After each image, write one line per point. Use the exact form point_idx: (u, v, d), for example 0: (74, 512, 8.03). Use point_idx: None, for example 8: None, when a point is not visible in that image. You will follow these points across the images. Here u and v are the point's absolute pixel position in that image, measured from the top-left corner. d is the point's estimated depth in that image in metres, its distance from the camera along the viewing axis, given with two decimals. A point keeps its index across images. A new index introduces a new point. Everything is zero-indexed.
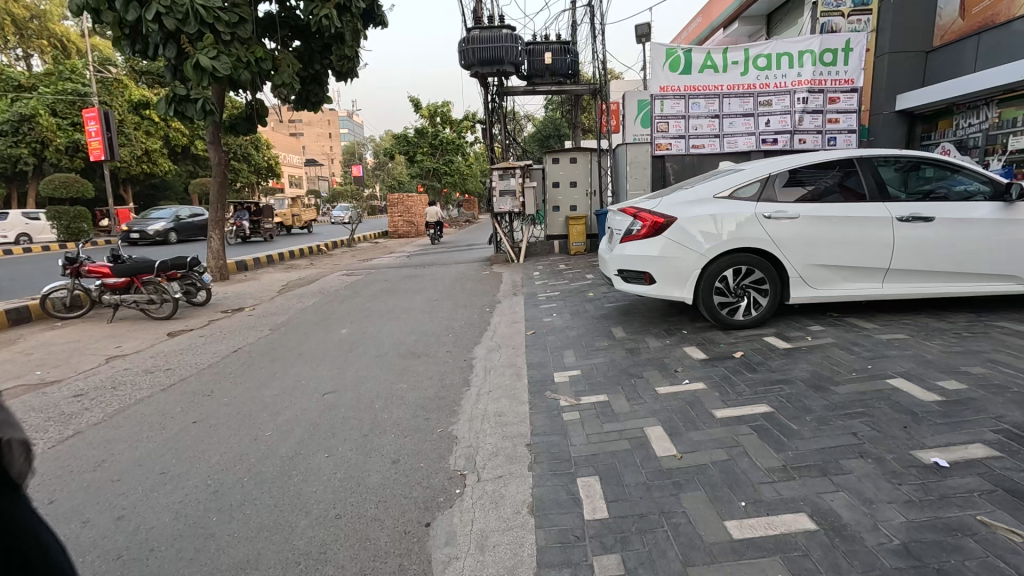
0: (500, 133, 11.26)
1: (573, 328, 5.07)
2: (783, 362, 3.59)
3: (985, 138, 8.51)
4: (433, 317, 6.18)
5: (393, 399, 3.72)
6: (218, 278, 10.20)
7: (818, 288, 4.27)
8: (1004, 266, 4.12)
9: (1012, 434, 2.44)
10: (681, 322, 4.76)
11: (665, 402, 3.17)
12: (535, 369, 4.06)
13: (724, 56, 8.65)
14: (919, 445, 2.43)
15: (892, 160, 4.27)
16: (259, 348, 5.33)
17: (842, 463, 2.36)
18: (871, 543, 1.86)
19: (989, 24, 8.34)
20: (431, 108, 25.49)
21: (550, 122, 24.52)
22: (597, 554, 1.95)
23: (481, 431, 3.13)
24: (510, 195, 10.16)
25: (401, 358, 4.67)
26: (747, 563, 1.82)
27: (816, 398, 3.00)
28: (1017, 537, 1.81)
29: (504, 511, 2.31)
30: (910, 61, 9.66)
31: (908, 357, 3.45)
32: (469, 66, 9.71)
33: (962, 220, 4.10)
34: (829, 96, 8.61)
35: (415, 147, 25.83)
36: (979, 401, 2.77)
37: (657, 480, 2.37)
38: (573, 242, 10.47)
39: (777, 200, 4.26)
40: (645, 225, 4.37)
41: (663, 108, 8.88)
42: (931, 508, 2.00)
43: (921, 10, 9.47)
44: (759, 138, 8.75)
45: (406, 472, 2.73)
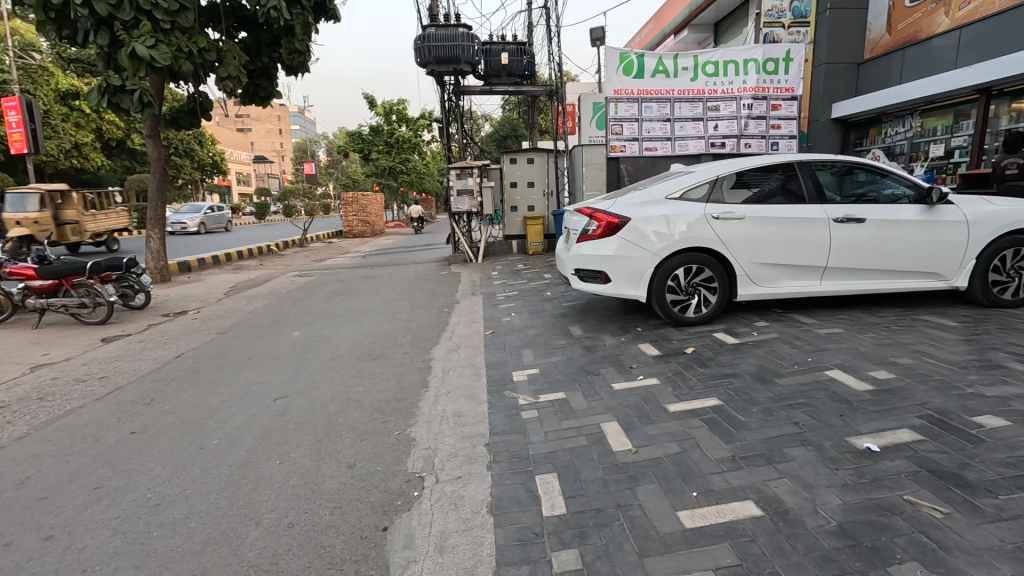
0: (457, 132, 11.18)
1: (531, 327, 5.09)
2: (731, 357, 3.74)
3: (910, 145, 9.21)
4: (390, 318, 6.07)
5: (349, 402, 3.63)
6: (158, 280, 9.59)
7: (762, 286, 4.48)
8: (927, 264, 4.45)
9: (934, 419, 2.64)
10: (635, 320, 4.88)
11: (621, 398, 3.25)
12: (493, 369, 4.06)
13: (675, 62, 8.93)
14: (854, 431, 2.59)
15: (828, 165, 4.53)
16: (204, 353, 5.07)
17: (785, 451, 2.48)
18: (812, 526, 1.97)
19: (912, 40, 9.03)
20: (386, 105, 25.01)
21: (507, 122, 24.62)
22: (556, 551, 1.97)
23: (439, 432, 3.11)
24: (467, 195, 10.10)
25: (356, 361, 4.56)
26: (699, 551, 1.89)
27: (762, 390, 3.15)
28: (938, 514, 1.97)
29: (464, 512, 2.30)
30: (844, 72, 10.28)
31: (844, 350, 3.68)
32: (425, 65, 9.60)
33: (891, 221, 4.39)
34: (772, 103, 9.03)
35: (370, 145, 25.27)
36: (907, 389, 2.99)
37: (614, 475, 2.42)
38: (531, 242, 10.54)
39: (725, 202, 4.44)
40: (600, 225, 4.45)
41: (618, 111, 9.10)
42: (864, 490, 2.14)
43: (852, 24, 10.09)
44: (708, 141, 9.09)
45: (363, 477, 2.67)
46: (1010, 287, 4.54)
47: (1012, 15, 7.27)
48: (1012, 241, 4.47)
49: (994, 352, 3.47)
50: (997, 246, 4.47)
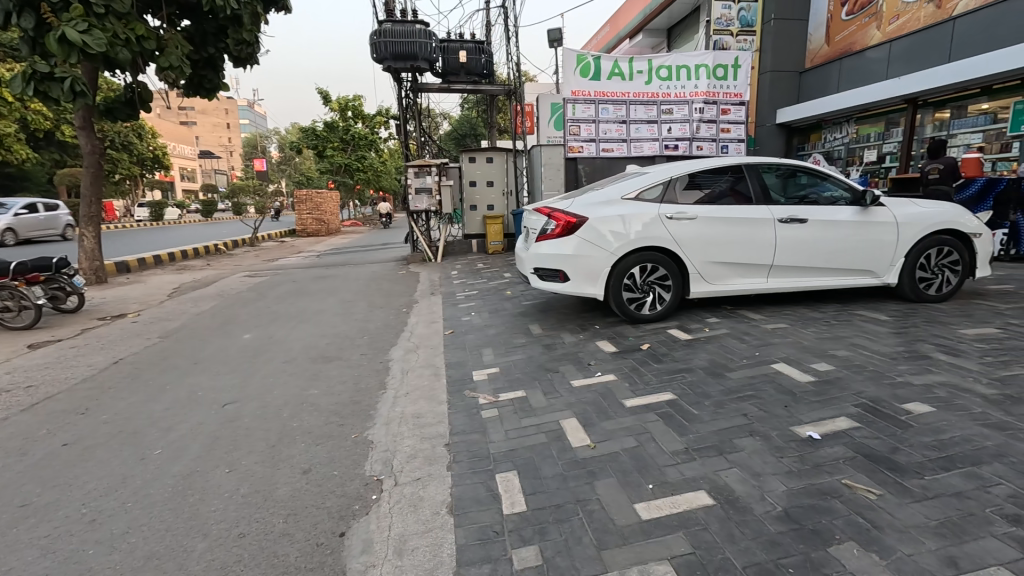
0: (415, 130, 11.03)
1: (491, 327, 5.09)
2: (685, 352, 3.87)
3: (847, 150, 9.78)
4: (346, 319, 5.93)
5: (304, 406, 3.52)
6: (93, 281, 8.99)
7: (713, 284, 4.65)
8: (863, 262, 4.74)
9: (869, 407, 2.83)
10: (593, 318, 4.96)
11: (579, 394, 3.30)
12: (453, 369, 4.03)
13: (630, 65, 9.12)
14: (797, 421, 2.74)
15: (773, 168, 4.74)
16: (145, 358, 4.79)
17: (735, 442, 2.59)
18: (759, 512, 2.06)
19: (848, 51, 9.59)
20: (341, 101, 24.40)
21: (466, 121, 24.55)
22: (517, 548, 1.98)
23: (398, 434, 3.06)
24: (425, 193, 9.97)
25: (311, 363, 4.43)
26: (655, 542, 1.94)
27: (713, 384, 3.27)
28: (872, 495, 2.11)
29: (423, 514, 2.28)
30: (787, 79, 10.80)
31: (789, 344, 3.87)
32: (381, 61, 9.42)
33: (830, 222, 4.64)
34: (722, 107, 9.38)
35: (324, 142, 24.56)
36: (844, 380, 3.18)
37: (574, 471, 2.46)
38: (491, 241, 10.54)
39: (677, 202, 4.58)
40: (559, 224, 4.50)
41: (575, 112, 9.22)
42: (807, 476, 2.26)
43: (794, 35, 10.61)
44: (662, 143, 9.36)
45: (318, 482, 2.59)
46: (934, 282, 4.90)
47: (935, 32, 7.89)
48: (936, 241, 4.82)
49: (921, 343, 3.74)
50: (923, 245, 4.81)
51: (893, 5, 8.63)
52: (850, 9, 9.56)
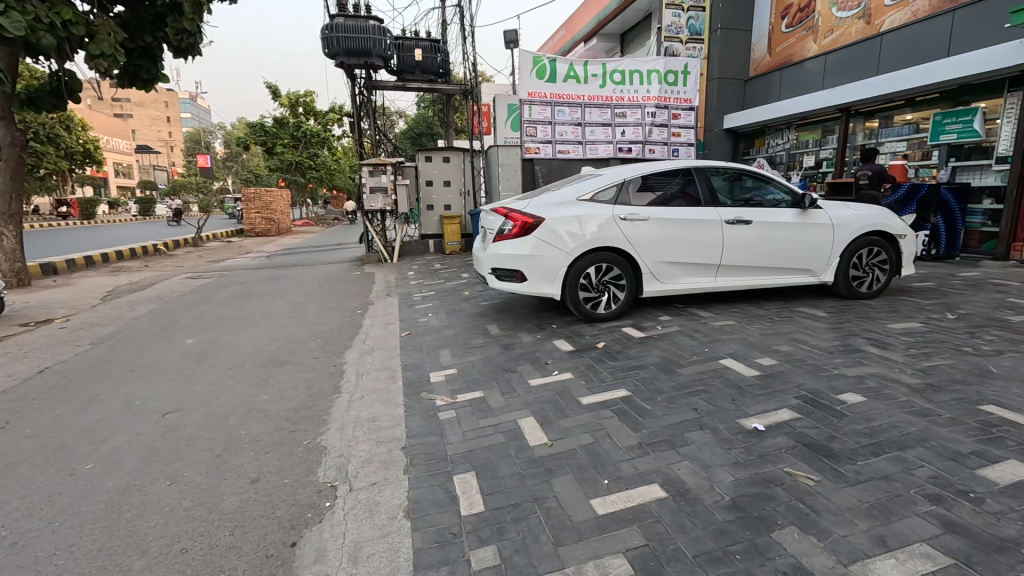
0: (370, 128, 10.82)
1: (448, 328, 5.06)
2: (639, 350, 3.97)
3: (788, 156, 10.32)
4: (298, 322, 5.73)
5: (252, 413, 3.38)
6: (14, 284, 8.24)
7: (665, 283, 4.79)
8: (802, 261, 5.00)
9: (809, 398, 2.99)
10: (550, 318, 5.02)
11: (537, 393, 3.33)
12: (410, 371, 3.98)
13: (585, 68, 9.28)
14: (744, 414, 2.86)
15: (721, 171, 4.93)
16: (74, 366, 4.46)
17: (686, 435, 2.68)
18: (709, 503, 2.14)
19: (788, 62, 10.11)
20: (292, 96, 23.59)
21: (422, 120, 24.25)
22: (474, 549, 1.97)
23: (353, 438, 2.99)
24: (381, 192, 9.78)
25: (260, 368, 4.26)
26: (610, 536, 1.98)
27: (665, 379, 3.38)
28: (810, 481, 2.23)
29: (379, 519, 2.23)
30: (734, 86, 11.28)
31: (735, 340, 4.04)
32: (333, 56, 9.17)
33: (773, 223, 4.88)
34: (673, 112, 9.68)
35: (273, 138, 23.66)
36: (786, 373, 3.36)
37: (531, 469, 2.48)
38: (448, 241, 10.48)
39: (631, 204, 4.69)
40: (515, 225, 4.53)
41: (532, 113, 9.29)
42: (752, 466, 2.37)
43: (739, 44, 11.09)
44: (616, 146, 9.57)
45: (267, 491, 2.50)
46: (866, 280, 5.23)
47: (866, 46, 8.44)
48: (867, 241, 5.16)
49: (855, 338, 3.99)
50: (857, 245, 5.13)
51: (828, 20, 9.16)
52: (789, 22, 10.07)
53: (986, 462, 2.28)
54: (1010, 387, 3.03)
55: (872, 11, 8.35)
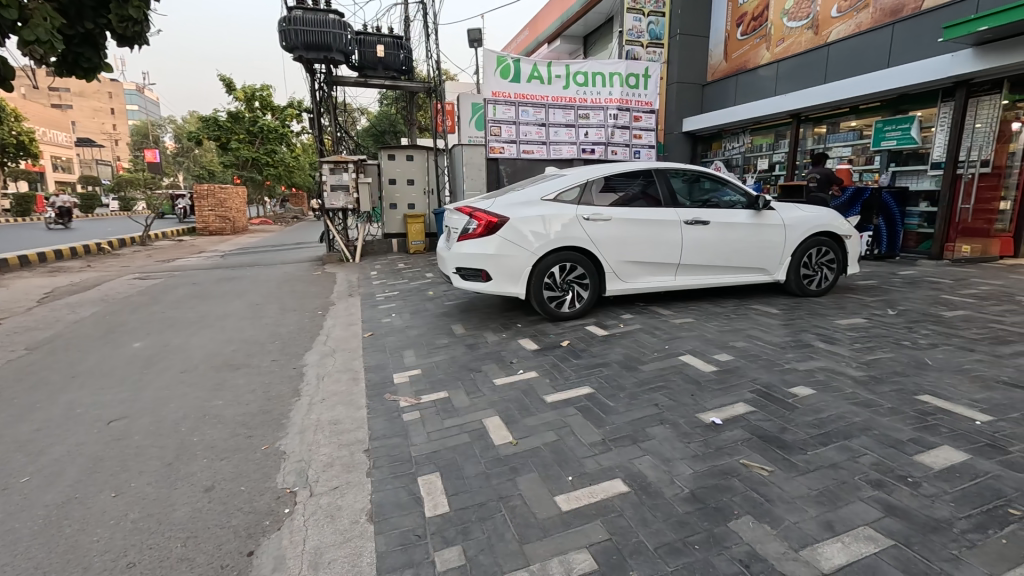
0: (330, 124, 10.56)
1: (412, 328, 5.00)
2: (602, 347, 4.03)
3: (744, 159, 10.72)
4: (255, 323, 5.54)
5: (205, 419, 3.24)
6: None
7: (627, 282, 4.89)
8: (757, 261, 5.20)
9: (763, 392, 3.11)
10: (515, 317, 5.04)
11: (502, 392, 3.33)
12: (373, 372, 3.92)
13: (549, 69, 9.35)
14: (702, 408, 2.95)
15: (680, 173, 5.06)
16: (7, 374, 4.16)
17: (648, 430, 2.74)
18: (669, 495, 2.20)
19: (743, 68, 10.48)
20: (247, 90, 22.76)
21: (385, 117, 23.89)
22: (439, 550, 1.96)
23: (314, 442, 2.92)
24: (342, 190, 9.56)
25: (214, 372, 4.09)
26: (575, 531, 2.01)
27: (628, 376, 3.44)
28: (763, 471, 2.33)
29: (341, 523, 2.19)
30: (693, 90, 11.62)
31: (694, 337, 4.17)
32: (292, 49, 8.91)
33: (729, 224, 5.05)
34: (634, 114, 9.88)
35: (227, 133, 22.75)
36: (741, 368, 3.49)
37: (496, 468, 2.48)
38: (412, 241, 10.36)
39: (594, 204, 4.76)
40: (480, 224, 4.52)
41: (496, 113, 9.29)
42: (710, 458, 2.45)
43: (697, 50, 11.42)
44: (580, 147, 9.68)
45: (222, 500, 2.40)
46: (815, 278, 5.49)
47: (814, 56, 8.84)
48: (816, 242, 5.41)
49: (805, 334, 4.18)
50: (807, 245, 5.38)
51: (780, 29, 9.55)
52: (744, 30, 10.44)
53: (923, 448, 2.43)
54: (944, 378, 3.24)
55: (820, 22, 8.75)
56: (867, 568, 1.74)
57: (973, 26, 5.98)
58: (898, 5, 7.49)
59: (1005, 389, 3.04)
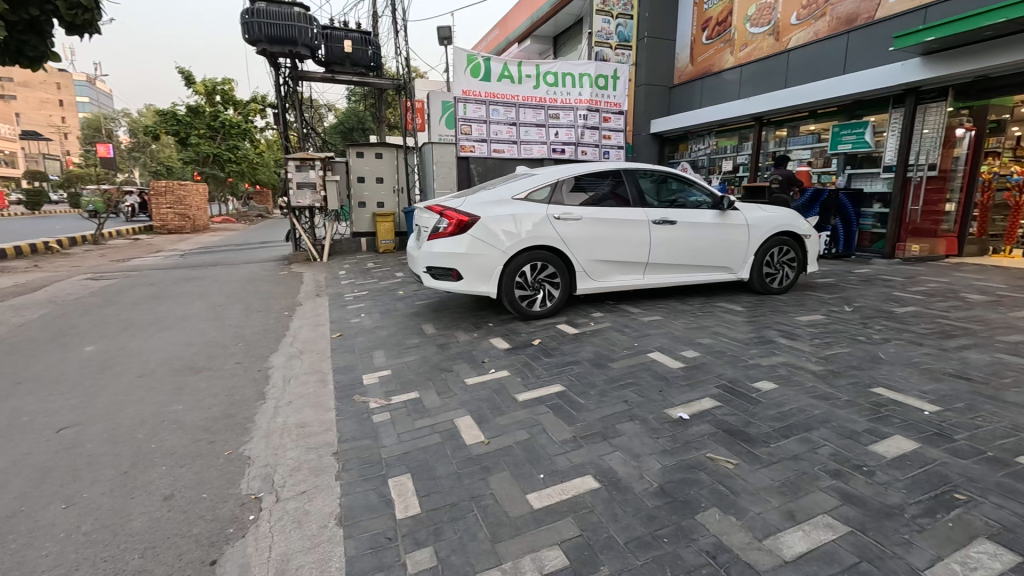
0: (295, 120, 10.30)
1: (382, 328, 4.93)
2: (573, 346, 4.07)
3: (709, 160, 10.99)
4: (218, 325, 5.36)
5: (164, 425, 3.11)
6: None
7: (597, 281, 4.94)
8: (722, 260, 5.34)
9: (728, 387, 3.20)
10: (487, 316, 5.03)
11: (473, 392, 3.32)
12: (341, 373, 3.84)
13: (519, 69, 9.36)
14: (670, 404, 3.01)
15: (648, 174, 5.15)
16: None
17: (617, 427, 2.78)
18: (639, 490, 2.23)
19: (707, 72, 10.74)
20: (207, 84, 21.97)
21: (353, 114, 23.50)
22: (410, 552, 1.93)
23: (280, 446, 2.85)
24: (309, 188, 9.34)
25: (173, 376, 3.94)
26: (546, 529, 2.02)
27: (598, 374, 3.49)
28: (729, 464, 2.39)
29: (309, 528, 2.14)
30: (660, 93, 11.84)
31: (662, 334, 4.25)
32: (255, 42, 8.65)
33: (695, 224, 5.16)
34: (603, 115, 10.00)
35: (187, 128, 21.88)
36: (707, 364, 3.57)
37: (468, 468, 2.47)
38: (381, 240, 10.22)
39: (564, 204, 4.80)
40: (451, 223, 4.49)
41: (466, 112, 9.26)
42: (678, 453, 2.50)
43: (664, 53, 11.65)
44: (550, 147, 9.74)
45: (182, 508, 2.31)
46: (777, 276, 5.68)
47: (775, 61, 9.13)
48: (778, 241, 5.59)
49: (768, 330, 4.31)
50: (769, 244, 5.55)
51: (743, 35, 9.83)
52: (709, 34, 10.70)
53: (877, 438, 2.55)
54: (896, 371, 3.40)
55: (780, 29, 9.04)
56: (826, 555, 1.81)
57: (922, 36, 6.28)
58: (853, 14, 7.79)
59: (951, 380, 3.22)
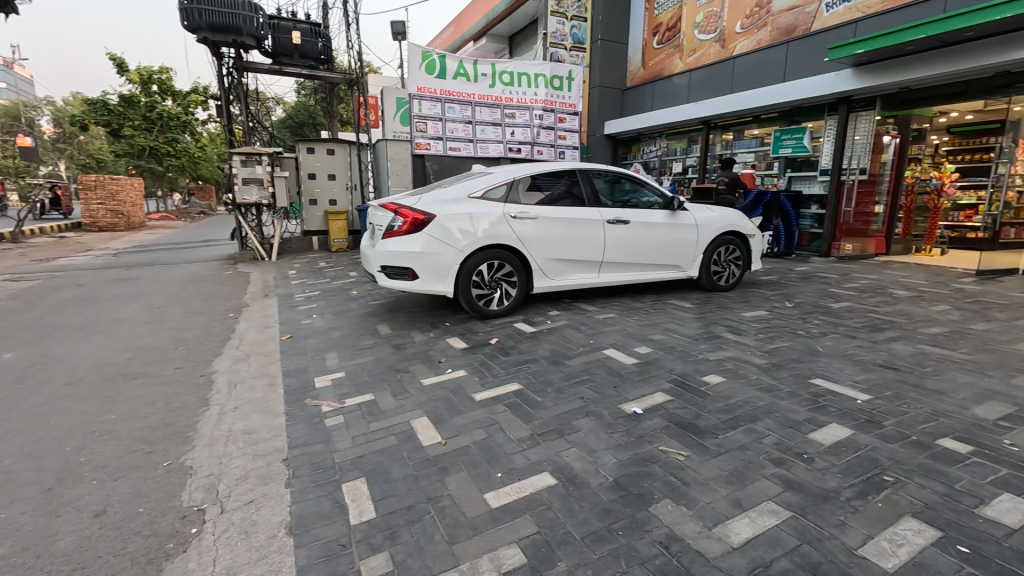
0: (240, 113, 9.84)
1: (335, 329, 4.79)
2: (530, 344, 4.09)
3: (660, 162, 11.33)
4: (155, 328, 5.05)
5: (94, 436, 2.90)
6: None
7: (553, 279, 4.99)
8: (673, 258, 5.51)
9: (679, 382, 3.30)
10: (444, 316, 4.98)
11: (430, 393, 3.28)
12: (291, 376, 3.70)
13: (475, 67, 9.32)
14: (625, 399, 3.08)
15: (602, 174, 5.24)
16: None
17: (574, 423, 2.82)
18: (595, 485, 2.27)
19: (658, 76, 11.05)
20: (143, 72, 20.67)
21: (303, 108, 22.75)
22: (365, 558, 1.89)
23: (225, 454, 2.71)
24: (256, 184, 8.95)
25: (105, 384, 3.68)
26: (504, 528, 2.01)
27: (555, 371, 3.52)
28: (679, 457, 2.47)
29: (257, 539, 2.05)
30: (614, 95, 12.09)
31: (617, 331, 4.34)
32: (195, 30, 8.22)
33: (647, 224, 5.30)
34: (559, 115, 10.10)
35: (119, 118, 20.47)
36: (660, 360, 3.68)
37: (424, 469, 2.44)
38: (334, 239, 9.95)
39: (520, 203, 4.81)
40: (406, 221, 4.42)
41: (421, 109, 9.13)
42: (633, 447, 2.56)
43: (617, 56, 11.90)
44: (506, 146, 9.76)
45: (116, 524, 2.16)
46: (723, 274, 5.92)
47: (722, 67, 9.50)
48: (724, 241, 5.83)
49: (716, 326, 4.48)
50: (716, 244, 5.78)
51: (692, 41, 10.19)
52: (660, 39, 11.01)
53: (816, 427, 2.70)
54: (832, 362, 3.61)
55: (726, 37, 9.42)
56: (770, 540, 1.90)
57: (853, 48, 6.69)
58: (791, 25, 8.21)
59: (881, 370, 3.46)
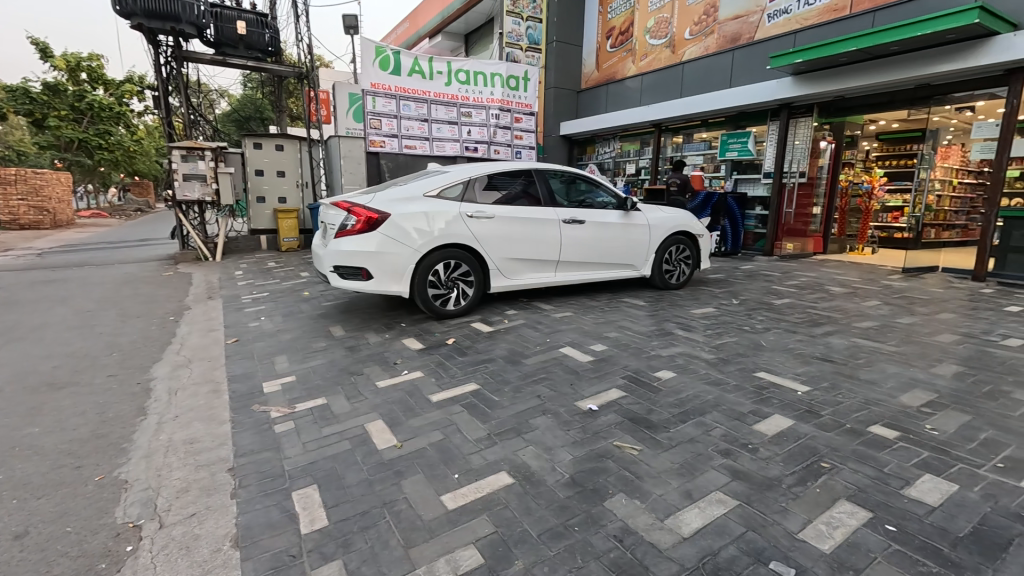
0: (180, 104, 9.31)
1: (285, 331, 4.62)
2: (487, 344, 4.08)
3: (614, 163, 11.57)
4: (86, 333, 4.70)
5: (15, 452, 2.67)
6: None
7: (510, 278, 5.00)
8: (627, 257, 5.63)
9: (633, 378, 3.38)
10: (399, 316, 4.90)
11: (385, 395, 3.22)
12: (238, 382, 3.54)
13: (430, 64, 9.20)
14: (581, 396, 3.12)
15: (558, 174, 5.30)
16: None
17: (531, 422, 2.83)
18: (552, 482, 2.29)
19: (612, 78, 11.27)
20: (70, 58, 19.25)
21: (250, 101, 21.85)
22: (316, 568, 1.83)
23: (164, 466, 2.56)
24: (198, 180, 8.50)
25: (27, 395, 3.39)
26: (461, 529, 2.00)
27: (512, 370, 3.53)
28: (632, 451, 2.52)
29: (199, 554, 1.95)
30: (569, 96, 12.23)
31: (572, 330, 4.40)
32: (129, 16, 7.71)
33: (601, 223, 5.40)
34: (515, 115, 10.14)
35: (43, 108, 18.95)
36: (614, 357, 3.75)
37: (379, 473, 2.38)
38: (283, 237, 9.61)
39: (477, 202, 4.80)
40: (359, 220, 4.31)
41: (375, 105, 8.93)
42: (588, 443, 2.60)
43: (572, 58, 12.06)
44: (463, 145, 9.70)
45: (39, 546, 2.00)
46: (674, 272, 6.11)
47: (672, 72, 9.80)
48: (675, 240, 6.01)
49: (667, 323, 4.62)
50: (668, 243, 5.95)
51: (643, 45, 10.45)
52: (613, 43, 11.22)
53: (760, 418, 2.83)
54: (775, 356, 3.80)
55: (675, 42, 9.71)
56: (718, 528, 1.97)
57: (792, 58, 7.08)
58: (736, 33, 8.56)
59: (818, 363, 3.66)
